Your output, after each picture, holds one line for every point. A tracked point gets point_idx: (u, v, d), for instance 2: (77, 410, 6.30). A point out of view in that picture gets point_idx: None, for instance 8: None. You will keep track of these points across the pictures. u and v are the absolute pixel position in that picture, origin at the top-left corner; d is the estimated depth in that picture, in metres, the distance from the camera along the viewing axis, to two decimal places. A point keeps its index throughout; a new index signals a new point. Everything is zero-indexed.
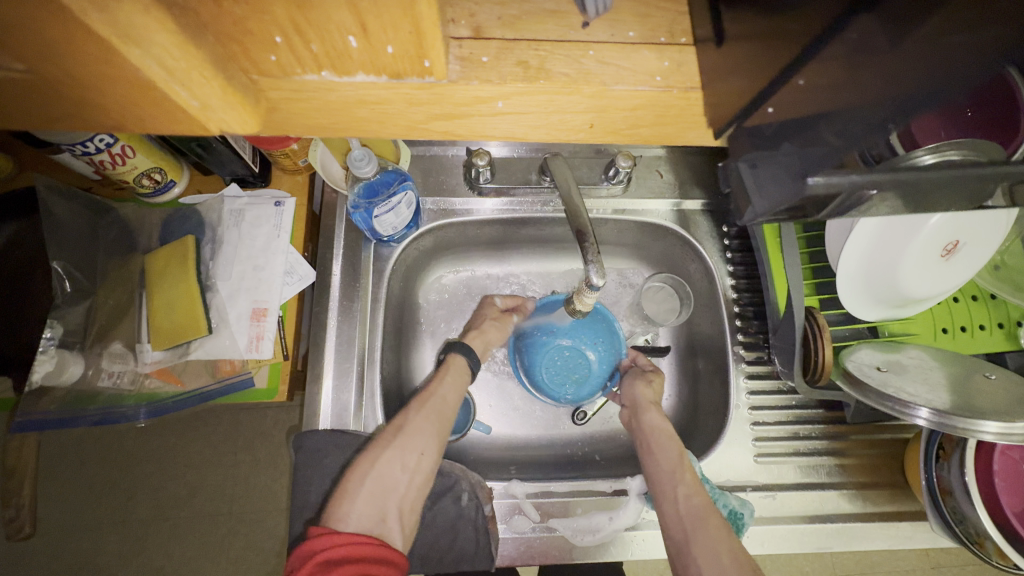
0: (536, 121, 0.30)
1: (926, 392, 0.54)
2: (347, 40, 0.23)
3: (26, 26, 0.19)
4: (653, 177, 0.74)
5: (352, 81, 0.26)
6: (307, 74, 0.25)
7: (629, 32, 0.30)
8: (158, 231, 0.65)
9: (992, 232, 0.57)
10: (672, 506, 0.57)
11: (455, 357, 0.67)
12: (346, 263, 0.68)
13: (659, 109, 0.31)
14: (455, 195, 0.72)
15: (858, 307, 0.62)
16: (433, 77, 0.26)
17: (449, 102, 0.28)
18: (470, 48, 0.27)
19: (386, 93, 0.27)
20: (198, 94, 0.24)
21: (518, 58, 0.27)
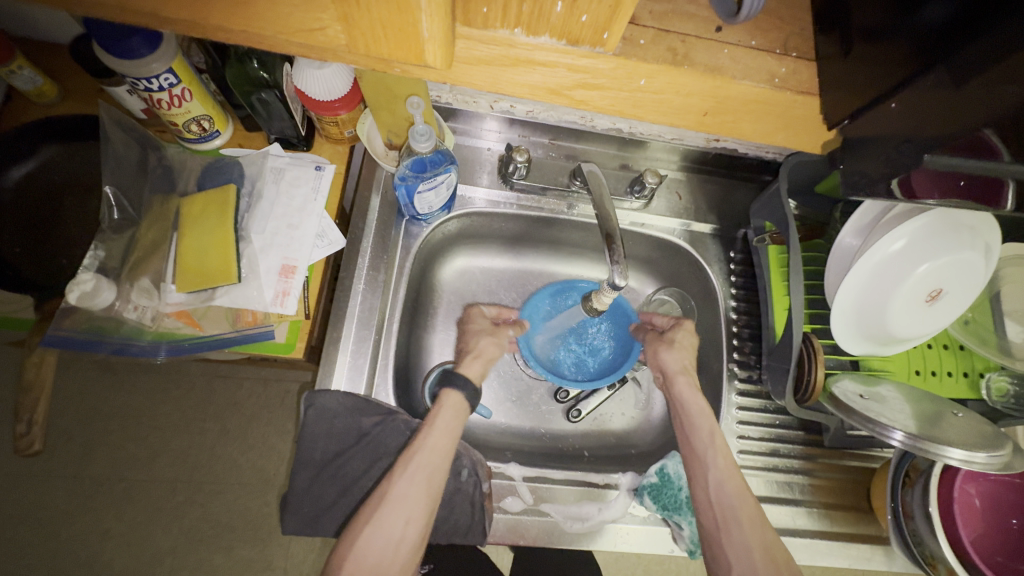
0: (665, 98, 0.40)
1: (901, 419, 0.59)
2: (553, 6, 0.30)
3: None
4: (672, 198, 0.80)
5: (535, 40, 0.33)
6: (501, 28, 0.33)
7: (726, 49, 0.37)
8: (198, 177, 0.67)
9: (969, 285, 0.64)
10: (704, 491, 0.60)
11: (448, 395, 0.62)
12: (378, 235, 0.70)
13: (769, 102, 0.41)
14: (487, 188, 0.76)
15: (848, 340, 0.67)
16: (603, 47, 0.33)
17: (598, 73, 0.37)
18: (633, 32, 0.36)
19: (558, 55, 0.35)
20: (431, 28, 0.30)
21: (669, 45, 0.36)
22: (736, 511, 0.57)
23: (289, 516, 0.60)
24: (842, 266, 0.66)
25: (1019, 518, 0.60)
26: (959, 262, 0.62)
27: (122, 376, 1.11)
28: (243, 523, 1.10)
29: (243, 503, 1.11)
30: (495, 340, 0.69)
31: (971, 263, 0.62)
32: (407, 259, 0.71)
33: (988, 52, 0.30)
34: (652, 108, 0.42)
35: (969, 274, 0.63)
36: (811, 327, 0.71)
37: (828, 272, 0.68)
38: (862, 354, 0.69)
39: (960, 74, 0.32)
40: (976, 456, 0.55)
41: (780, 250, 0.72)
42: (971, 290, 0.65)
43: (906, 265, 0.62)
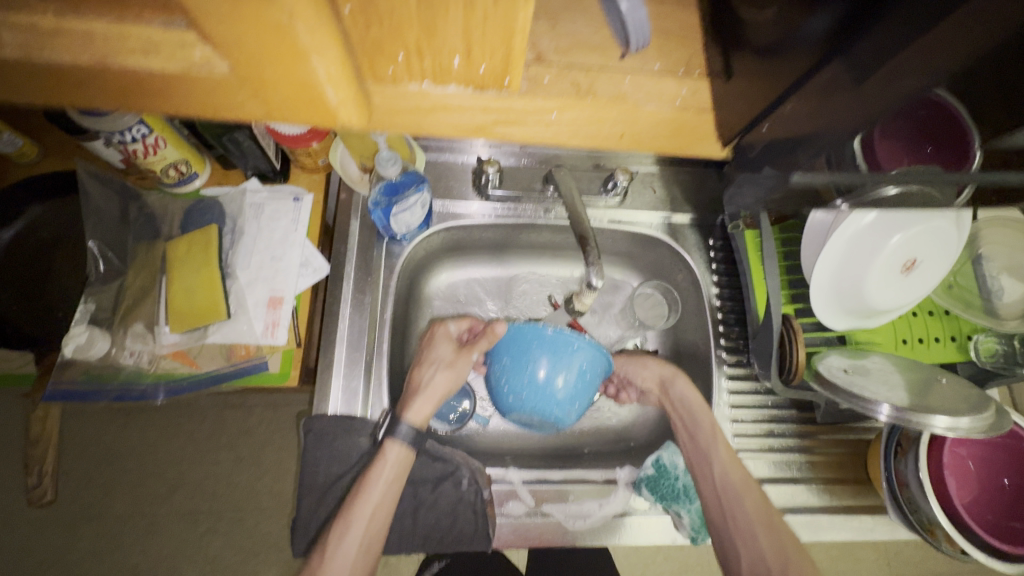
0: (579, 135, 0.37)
1: (885, 390, 0.60)
2: (452, 59, 0.26)
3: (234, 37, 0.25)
4: (648, 192, 0.81)
5: (446, 92, 0.28)
6: (411, 83, 0.28)
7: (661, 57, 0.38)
8: (181, 219, 0.68)
9: (942, 255, 0.65)
10: (710, 482, 0.65)
11: (391, 447, 0.61)
12: (360, 258, 0.72)
13: None
14: (464, 200, 0.77)
15: (827, 313, 0.67)
16: (510, 91, 0.29)
17: (514, 113, 0.30)
18: (535, 71, 0.31)
19: (473, 105, 0.29)
20: (339, 92, 0.26)
21: (572, 80, 0.31)
22: (742, 498, 0.62)
23: (299, 538, 0.62)
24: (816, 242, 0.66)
25: (1011, 477, 0.60)
26: (931, 231, 0.63)
27: (135, 414, 1.14)
28: (266, 547, 1.12)
29: (262, 528, 1.13)
30: (450, 375, 0.67)
31: (942, 232, 0.63)
32: (393, 279, 0.72)
33: (882, 52, 0.28)
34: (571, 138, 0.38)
35: (941, 243, 0.64)
36: (794, 307, 0.72)
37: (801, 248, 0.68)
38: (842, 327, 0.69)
39: (859, 70, 0.31)
40: (961, 422, 0.55)
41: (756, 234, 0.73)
42: (947, 257, 0.65)
43: (878, 238, 0.63)
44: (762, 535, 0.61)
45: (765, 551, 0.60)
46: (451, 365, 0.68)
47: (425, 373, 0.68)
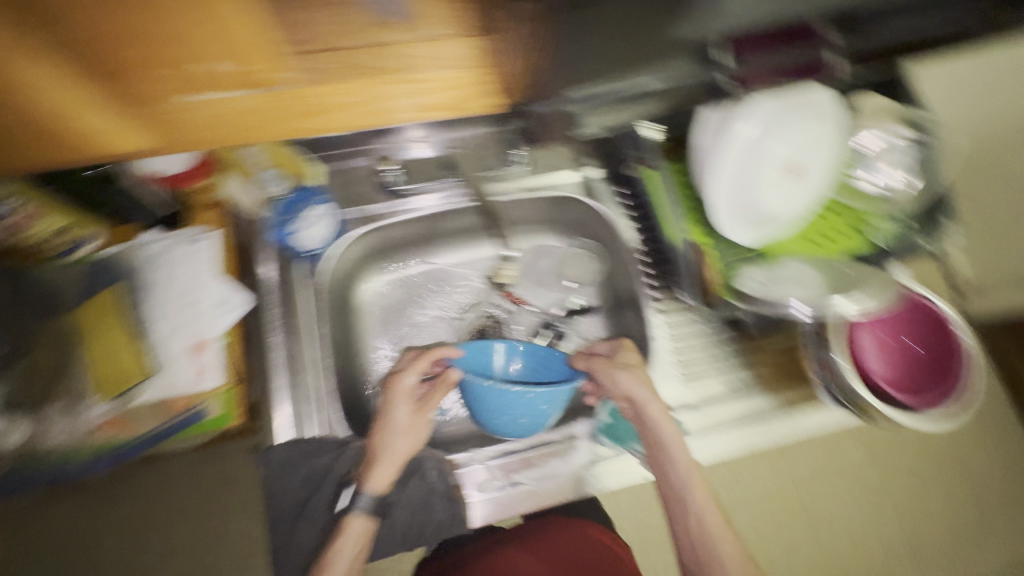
0: None
1: (794, 291, 0.65)
2: None
3: None
4: (552, 156, 0.83)
5: None
6: None
7: None
8: (83, 287, 0.66)
9: (820, 161, 0.69)
10: (680, 512, 0.62)
11: (353, 522, 0.61)
12: (281, 283, 0.72)
13: None
14: (377, 203, 0.78)
15: (729, 226, 0.68)
16: None
17: None
18: None
19: None
20: None
21: None
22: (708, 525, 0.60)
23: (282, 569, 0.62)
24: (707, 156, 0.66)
25: (922, 344, 0.65)
26: (802, 132, 0.66)
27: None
28: None
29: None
30: (419, 426, 0.66)
31: (817, 137, 0.67)
32: (322, 295, 0.74)
33: None
34: None
35: (818, 149, 0.68)
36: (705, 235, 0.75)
37: (696, 166, 0.68)
38: (747, 241, 0.70)
39: None
40: (858, 302, 0.62)
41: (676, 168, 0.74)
42: (824, 151, 0.69)
43: (766, 145, 0.65)
44: (728, 560, 0.59)
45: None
46: (416, 417, 0.67)
47: (384, 438, 0.65)
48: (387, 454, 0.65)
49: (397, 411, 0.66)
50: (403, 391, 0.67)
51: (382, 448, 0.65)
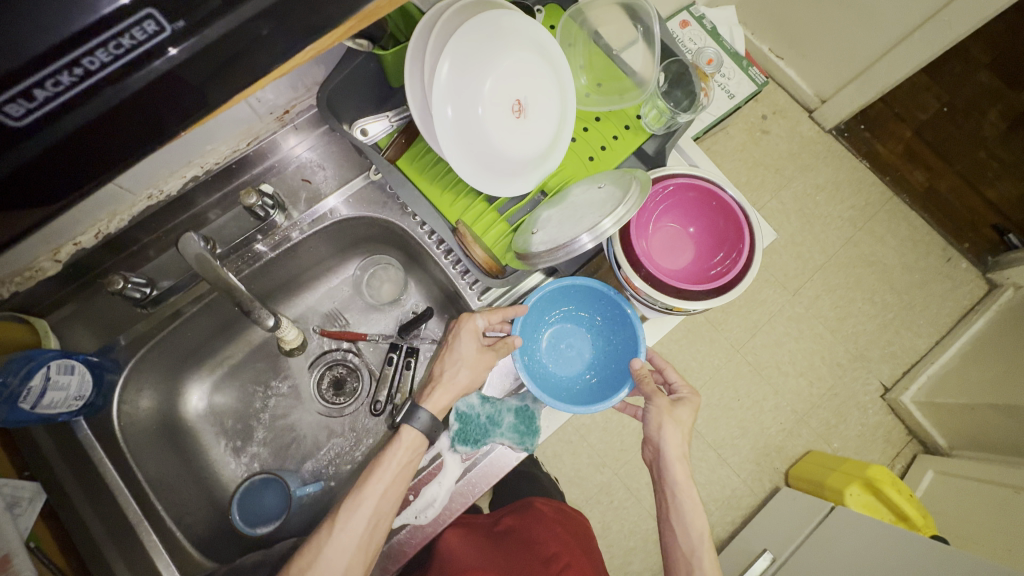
0: None
1: (566, 229, 0.62)
2: None
3: None
4: (304, 187, 0.75)
5: None
6: None
7: None
8: None
9: (544, 84, 0.65)
10: (674, 493, 0.64)
11: None
12: (67, 454, 0.64)
13: None
14: (138, 321, 0.69)
15: (480, 178, 0.62)
16: None
17: None
18: None
19: None
20: None
21: None
22: (691, 508, 0.64)
23: None
24: (425, 120, 0.61)
25: (693, 224, 0.67)
26: (512, 63, 0.62)
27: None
28: None
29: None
30: (473, 374, 0.64)
31: (528, 62, 0.63)
32: (122, 443, 0.67)
33: None
34: None
35: (534, 73, 0.64)
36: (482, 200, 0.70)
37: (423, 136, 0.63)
38: (508, 189, 0.65)
39: None
40: (618, 215, 0.58)
41: (409, 157, 0.70)
42: (552, 74, 0.65)
43: (472, 90, 0.60)
44: (703, 544, 0.63)
45: (703, 561, 0.62)
46: (473, 363, 0.64)
47: (447, 369, 0.65)
48: (446, 384, 0.64)
49: (461, 347, 0.65)
50: (471, 328, 0.65)
51: (439, 381, 0.64)
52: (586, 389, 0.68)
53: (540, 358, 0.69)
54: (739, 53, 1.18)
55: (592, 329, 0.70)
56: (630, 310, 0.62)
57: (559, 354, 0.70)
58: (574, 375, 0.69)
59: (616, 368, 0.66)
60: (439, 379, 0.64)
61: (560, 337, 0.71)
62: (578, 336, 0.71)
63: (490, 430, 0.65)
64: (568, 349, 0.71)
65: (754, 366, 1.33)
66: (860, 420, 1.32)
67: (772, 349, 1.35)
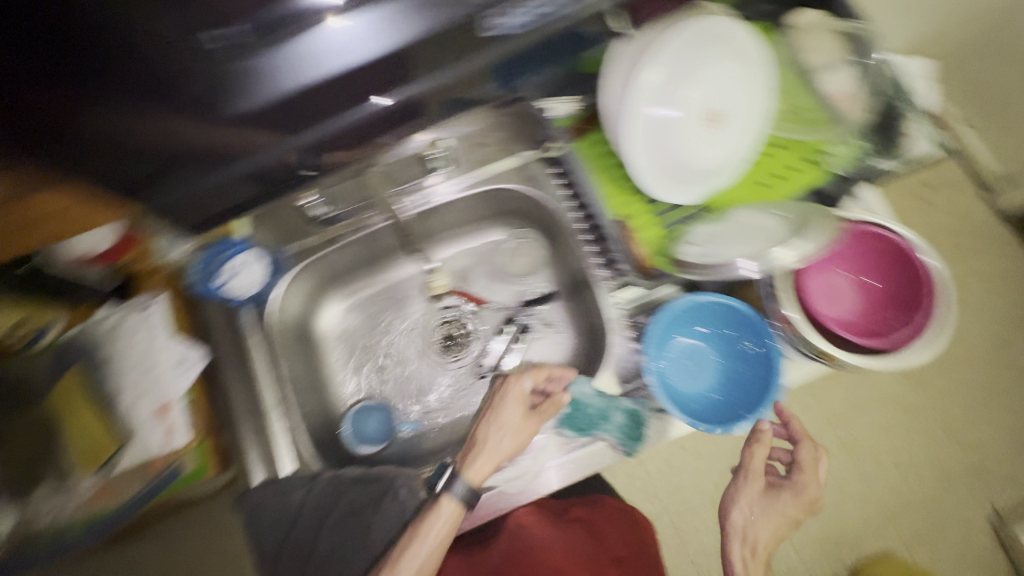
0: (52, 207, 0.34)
1: (735, 250, 0.60)
2: None
3: None
4: (477, 150, 0.78)
5: None
6: None
7: None
8: (46, 376, 0.69)
9: (740, 99, 0.64)
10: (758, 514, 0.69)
11: (419, 537, 0.61)
12: (229, 335, 0.73)
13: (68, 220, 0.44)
14: (308, 236, 0.78)
15: (656, 181, 0.62)
16: None
17: None
18: None
19: None
20: None
21: None
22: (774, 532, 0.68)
23: None
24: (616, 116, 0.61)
25: (873, 275, 0.62)
26: (716, 74, 0.61)
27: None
28: None
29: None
30: (519, 439, 0.65)
31: (731, 76, 0.62)
32: (270, 337, 0.75)
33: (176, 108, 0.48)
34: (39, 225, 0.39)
35: (734, 87, 0.63)
36: (646, 201, 0.69)
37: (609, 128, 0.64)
38: (680, 197, 0.64)
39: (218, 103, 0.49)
40: None
41: (593, 139, 0.71)
42: (749, 94, 0.64)
43: (673, 93, 0.60)
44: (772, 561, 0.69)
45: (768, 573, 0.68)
46: (521, 430, 0.65)
47: (488, 434, 0.65)
48: (486, 450, 0.65)
49: (507, 413, 0.66)
50: (516, 391, 0.67)
51: (476, 448, 0.65)
52: (711, 408, 0.65)
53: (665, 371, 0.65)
54: (928, 111, 1.08)
55: (718, 353, 0.67)
56: (775, 353, 0.60)
57: (683, 370, 0.66)
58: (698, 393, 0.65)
59: (748, 391, 0.64)
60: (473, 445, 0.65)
61: (686, 353, 0.67)
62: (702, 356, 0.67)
63: (600, 422, 0.66)
64: (692, 366, 0.67)
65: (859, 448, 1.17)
66: (964, 541, 1.14)
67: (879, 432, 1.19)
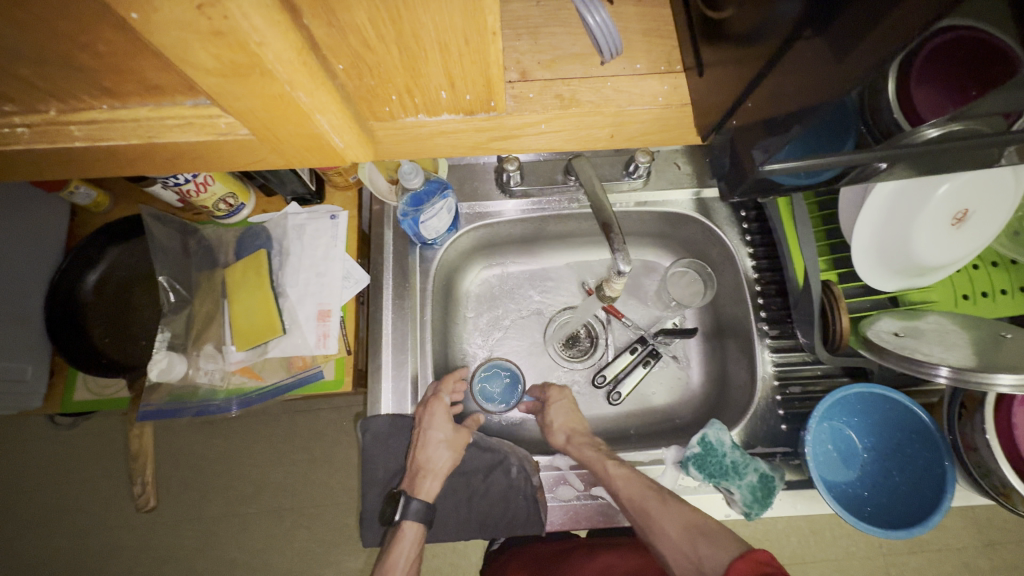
0: (456, 143, 0.39)
1: (941, 351, 0.57)
2: (439, 93, 0.32)
3: (379, 64, 0.28)
4: (671, 169, 0.79)
5: (438, 118, 0.35)
6: (407, 116, 0.35)
7: (638, 65, 0.38)
8: (234, 247, 0.74)
9: (998, 208, 0.60)
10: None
11: (408, 526, 0.64)
12: (397, 266, 0.76)
13: (439, 50, 0.27)
14: (489, 199, 0.79)
15: (867, 263, 0.63)
16: (495, 112, 0.35)
17: (505, 128, 0.37)
18: (520, 89, 0.36)
19: (462, 125, 0.36)
20: (347, 141, 0.34)
21: (556, 93, 0.36)
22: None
23: (365, 526, 0.68)
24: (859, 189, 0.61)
25: None
26: (987, 179, 0.58)
27: (204, 433, 1.17)
28: (353, 535, 1.15)
29: (324, 524, 1.15)
30: (450, 454, 0.68)
31: (1000, 183, 0.59)
32: (428, 282, 0.76)
33: None
34: (445, 146, 0.39)
35: (997, 196, 0.59)
36: (837, 272, 0.68)
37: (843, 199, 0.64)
38: (883, 284, 0.64)
39: None
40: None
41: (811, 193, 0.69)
42: (1004, 206, 0.61)
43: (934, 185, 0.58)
44: None
45: None
46: (454, 445, 0.68)
47: (426, 455, 0.67)
48: (434, 470, 0.66)
49: (434, 432, 0.67)
50: (441, 408, 0.69)
51: (427, 467, 0.66)
52: (854, 503, 0.63)
53: (817, 451, 0.64)
54: None
55: (872, 451, 0.66)
56: (951, 477, 0.56)
57: (827, 456, 0.65)
58: (842, 484, 0.65)
59: (900, 504, 0.61)
60: (422, 462, 0.66)
61: (837, 440, 0.66)
62: (852, 448, 0.66)
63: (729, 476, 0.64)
64: (836, 453, 0.66)
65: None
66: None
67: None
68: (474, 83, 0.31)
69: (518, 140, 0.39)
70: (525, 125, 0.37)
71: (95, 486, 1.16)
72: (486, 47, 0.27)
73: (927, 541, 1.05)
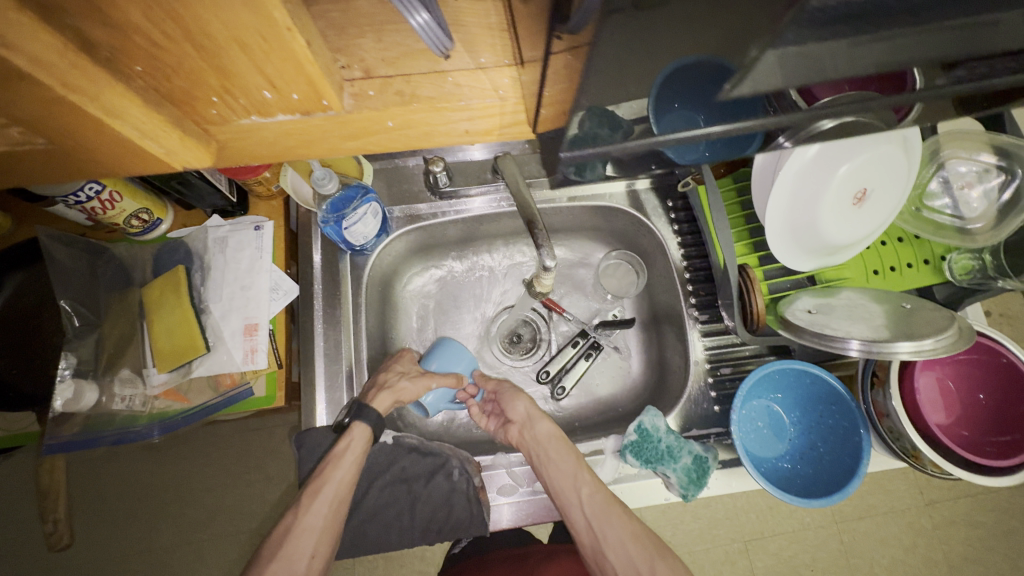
0: (306, 143, 0.38)
1: (849, 325, 0.60)
2: (263, 94, 0.33)
3: (174, 61, 0.29)
4: None
5: (274, 120, 0.36)
6: (241, 118, 0.36)
7: (483, 59, 0.37)
8: (151, 265, 0.71)
9: (895, 183, 0.64)
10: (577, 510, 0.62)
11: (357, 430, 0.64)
12: (327, 274, 0.74)
13: (236, 51, 0.28)
14: (420, 201, 0.79)
15: (779, 243, 0.65)
16: (333, 110, 0.36)
17: (354, 124, 0.37)
18: (360, 87, 0.36)
19: (305, 126, 0.37)
20: (167, 145, 0.34)
21: (395, 89, 0.36)
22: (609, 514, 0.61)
23: None
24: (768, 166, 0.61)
25: (985, 392, 0.62)
26: (882, 156, 0.61)
27: (149, 461, 1.12)
28: None
29: None
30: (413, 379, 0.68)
31: (894, 159, 0.61)
32: (362, 289, 0.75)
33: None
34: (301, 149, 0.38)
35: (892, 171, 0.62)
36: (757, 256, 0.71)
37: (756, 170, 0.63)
38: (796, 263, 0.67)
39: None
40: (922, 345, 0.55)
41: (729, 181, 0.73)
42: (900, 181, 0.64)
43: (834, 164, 0.60)
44: (631, 548, 0.60)
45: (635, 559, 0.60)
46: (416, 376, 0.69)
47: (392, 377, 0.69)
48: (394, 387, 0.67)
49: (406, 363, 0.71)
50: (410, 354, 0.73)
51: (385, 384, 0.67)
52: (781, 474, 0.67)
53: (742, 426, 0.67)
54: None
55: (798, 425, 0.69)
56: (866, 445, 0.59)
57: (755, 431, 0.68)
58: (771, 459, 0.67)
59: (821, 472, 0.64)
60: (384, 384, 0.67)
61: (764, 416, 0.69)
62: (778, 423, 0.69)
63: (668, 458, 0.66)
64: (764, 428, 0.69)
65: (871, 561, 1.09)
66: None
67: (905, 556, 1.09)
68: (287, 80, 0.31)
69: (381, 139, 0.38)
70: (375, 121, 0.37)
71: (32, 527, 1.09)
72: (287, 42, 0.28)
73: (875, 506, 1.10)
